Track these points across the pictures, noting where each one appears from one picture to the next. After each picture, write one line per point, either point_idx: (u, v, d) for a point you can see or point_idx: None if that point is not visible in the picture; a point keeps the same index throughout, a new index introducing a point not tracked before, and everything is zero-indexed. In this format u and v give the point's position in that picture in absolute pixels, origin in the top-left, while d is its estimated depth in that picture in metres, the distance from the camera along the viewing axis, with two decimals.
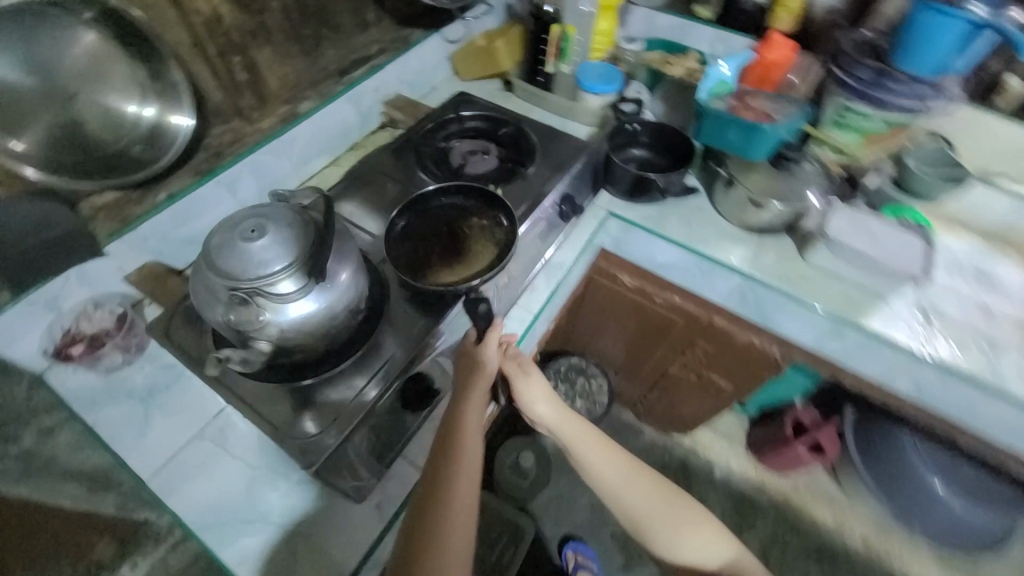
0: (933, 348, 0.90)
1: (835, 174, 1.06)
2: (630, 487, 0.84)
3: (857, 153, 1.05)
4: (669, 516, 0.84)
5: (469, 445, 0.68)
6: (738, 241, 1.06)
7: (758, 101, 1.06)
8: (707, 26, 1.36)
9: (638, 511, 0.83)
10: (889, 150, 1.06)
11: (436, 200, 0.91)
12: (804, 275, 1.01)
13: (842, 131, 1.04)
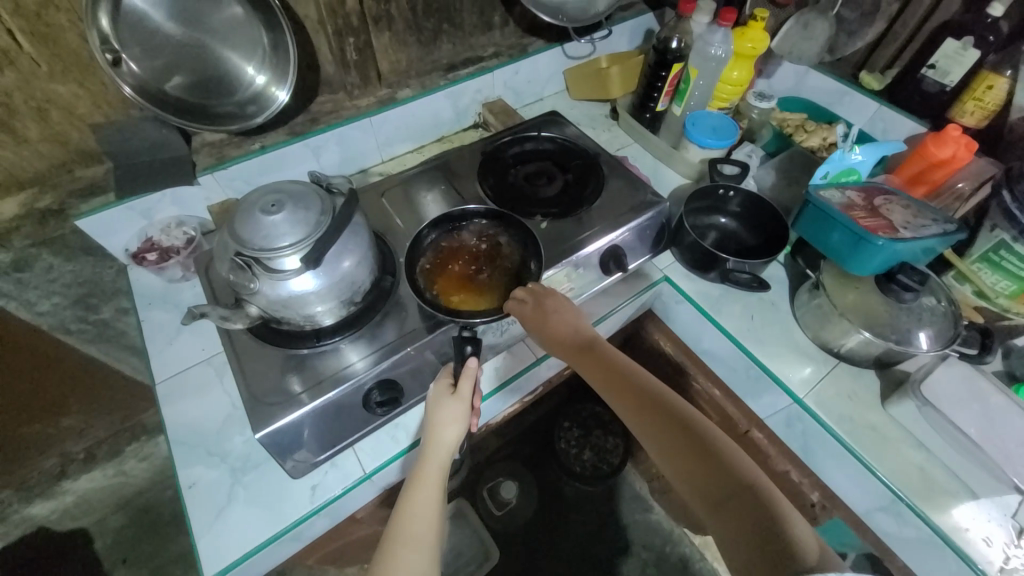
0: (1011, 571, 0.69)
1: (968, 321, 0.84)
2: (654, 410, 0.74)
3: (1006, 304, 0.82)
4: (712, 453, 0.67)
5: (429, 476, 0.71)
6: (807, 357, 0.89)
7: (888, 201, 0.88)
8: (868, 98, 1.15)
9: (668, 442, 0.71)
10: None
11: (472, 222, 0.91)
12: (874, 428, 0.81)
13: (993, 271, 0.82)
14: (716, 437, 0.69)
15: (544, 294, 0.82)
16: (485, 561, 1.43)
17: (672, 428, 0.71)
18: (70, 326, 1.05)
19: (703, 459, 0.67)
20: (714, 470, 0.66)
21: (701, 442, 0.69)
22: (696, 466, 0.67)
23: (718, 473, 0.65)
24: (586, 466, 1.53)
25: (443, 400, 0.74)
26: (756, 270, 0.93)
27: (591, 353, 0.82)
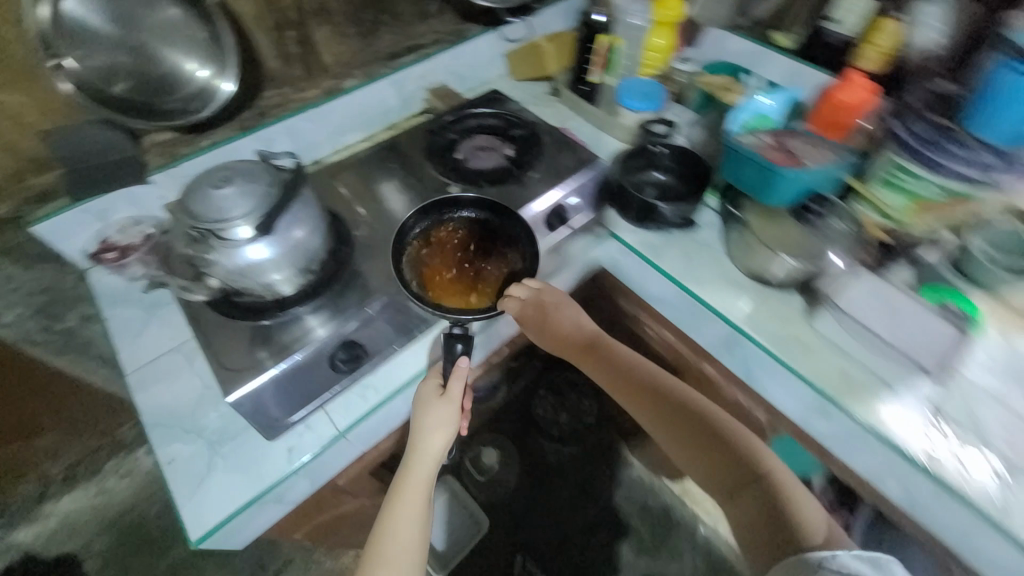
0: (929, 448, 0.79)
1: (870, 240, 0.92)
2: (672, 406, 0.93)
3: (903, 219, 0.91)
4: (730, 448, 0.89)
5: (421, 466, 0.82)
6: (741, 288, 0.97)
7: (797, 141, 0.97)
8: (783, 57, 1.24)
9: (689, 434, 0.91)
10: (948, 221, 0.90)
11: (460, 210, 0.95)
12: (802, 340, 0.91)
13: (890, 190, 0.90)
14: (733, 437, 0.90)
15: (558, 297, 0.93)
16: (478, 528, 1.51)
17: (695, 425, 0.91)
18: (33, 335, 1.07)
19: (722, 452, 0.89)
20: (733, 463, 0.88)
21: (721, 441, 0.89)
22: (715, 455, 0.89)
23: (734, 463, 0.88)
24: (564, 430, 1.59)
25: (428, 399, 0.80)
26: (686, 214, 1.01)
27: (608, 354, 0.96)
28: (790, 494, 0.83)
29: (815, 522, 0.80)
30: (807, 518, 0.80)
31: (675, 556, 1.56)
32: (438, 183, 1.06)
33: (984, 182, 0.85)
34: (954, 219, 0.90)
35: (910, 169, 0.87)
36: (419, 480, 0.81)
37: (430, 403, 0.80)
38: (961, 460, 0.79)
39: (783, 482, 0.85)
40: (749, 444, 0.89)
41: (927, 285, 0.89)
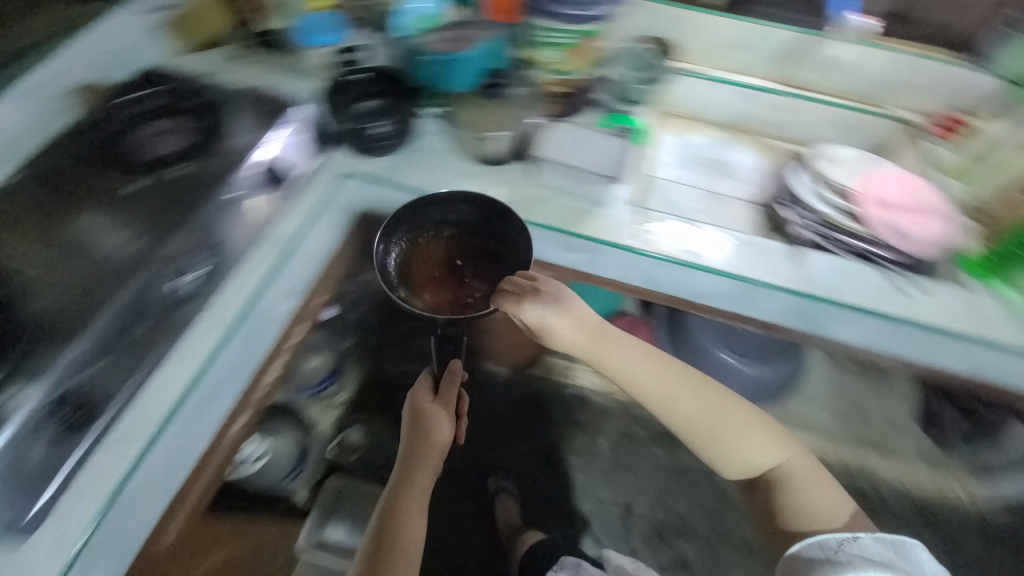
0: (635, 237, 1.01)
1: (556, 95, 1.10)
2: (709, 406, 1.00)
3: (568, 67, 1.09)
4: (749, 438, 1.00)
5: (421, 472, 1.12)
6: (473, 177, 1.06)
7: (467, 32, 1.06)
8: None
9: (716, 430, 0.99)
10: (591, 60, 1.12)
11: (435, 213, 0.97)
12: (531, 199, 1.03)
13: (547, 49, 1.07)
14: (755, 433, 1.01)
15: (572, 309, 0.95)
16: None
17: (723, 423, 1.00)
18: None
19: (748, 445, 1.00)
20: (748, 453, 1.00)
21: (742, 433, 1.00)
22: (736, 446, 1.00)
23: (756, 456, 1.01)
24: None
25: (422, 401, 1.16)
26: (394, 123, 1.04)
27: (634, 353, 0.99)
28: (805, 474, 1.02)
29: (812, 487, 1.01)
30: (806, 483, 1.02)
31: (557, 421, 1.83)
32: (134, 195, 0.96)
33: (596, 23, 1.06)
34: (594, 55, 1.12)
35: (541, 31, 1.06)
36: (411, 489, 1.10)
37: (421, 400, 1.17)
38: (642, 227, 1.03)
39: (797, 467, 1.02)
40: (777, 439, 1.02)
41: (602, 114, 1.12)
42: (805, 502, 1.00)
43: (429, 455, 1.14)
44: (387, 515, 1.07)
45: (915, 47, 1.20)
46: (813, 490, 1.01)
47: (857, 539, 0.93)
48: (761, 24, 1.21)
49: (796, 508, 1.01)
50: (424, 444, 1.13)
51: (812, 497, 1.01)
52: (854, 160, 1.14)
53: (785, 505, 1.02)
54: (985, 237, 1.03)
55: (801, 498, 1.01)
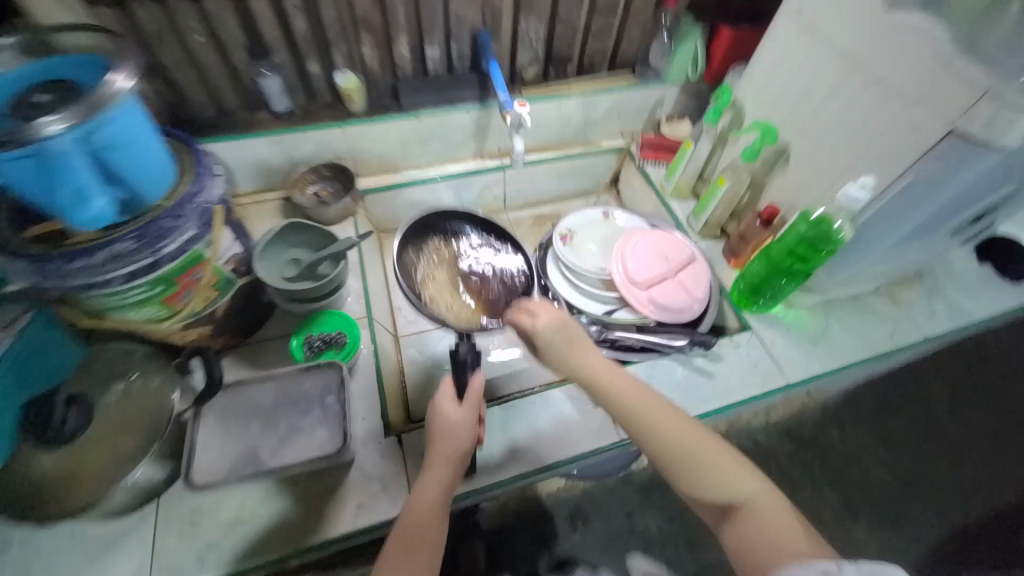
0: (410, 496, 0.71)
1: (190, 343, 0.73)
2: (667, 413, 0.67)
3: (180, 309, 0.68)
4: (709, 457, 0.65)
5: (434, 471, 0.65)
6: (117, 544, 0.63)
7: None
8: None
9: (681, 445, 0.65)
10: (222, 274, 0.72)
11: (451, 225, 1.04)
12: (233, 527, 0.65)
13: (117, 310, 0.63)
14: (718, 458, 0.66)
15: (574, 335, 0.73)
16: None
17: (685, 439, 0.65)
18: None
19: (705, 468, 0.64)
20: (709, 479, 0.64)
21: (703, 451, 0.65)
22: (695, 470, 0.65)
23: (717, 480, 0.65)
24: None
25: (444, 412, 0.67)
26: None
27: (590, 355, 0.71)
28: (783, 518, 0.63)
29: (791, 532, 0.61)
30: (776, 532, 0.61)
31: None
32: None
33: (183, 253, 0.62)
34: (223, 272, 0.72)
35: (101, 303, 0.61)
36: (416, 511, 0.63)
37: (444, 412, 0.67)
38: (410, 467, 0.72)
39: (765, 508, 0.64)
40: (744, 466, 0.66)
41: (292, 336, 0.79)
42: (778, 548, 0.60)
43: (442, 456, 0.65)
44: (395, 538, 0.62)
45: (588, 81, 1.13)
46: (791, 538, 0.60)
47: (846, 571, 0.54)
48: (428, 113, 1.00)
49: (754, 556, 0.61)
50: (437, 449, 0.66)
51: (788, 547, 0.60)
52: (592, 226, 1.04)
53: (748, 557, 0.61)
54: (736, 264, 1.00)
55: (773, 541, 0.61)
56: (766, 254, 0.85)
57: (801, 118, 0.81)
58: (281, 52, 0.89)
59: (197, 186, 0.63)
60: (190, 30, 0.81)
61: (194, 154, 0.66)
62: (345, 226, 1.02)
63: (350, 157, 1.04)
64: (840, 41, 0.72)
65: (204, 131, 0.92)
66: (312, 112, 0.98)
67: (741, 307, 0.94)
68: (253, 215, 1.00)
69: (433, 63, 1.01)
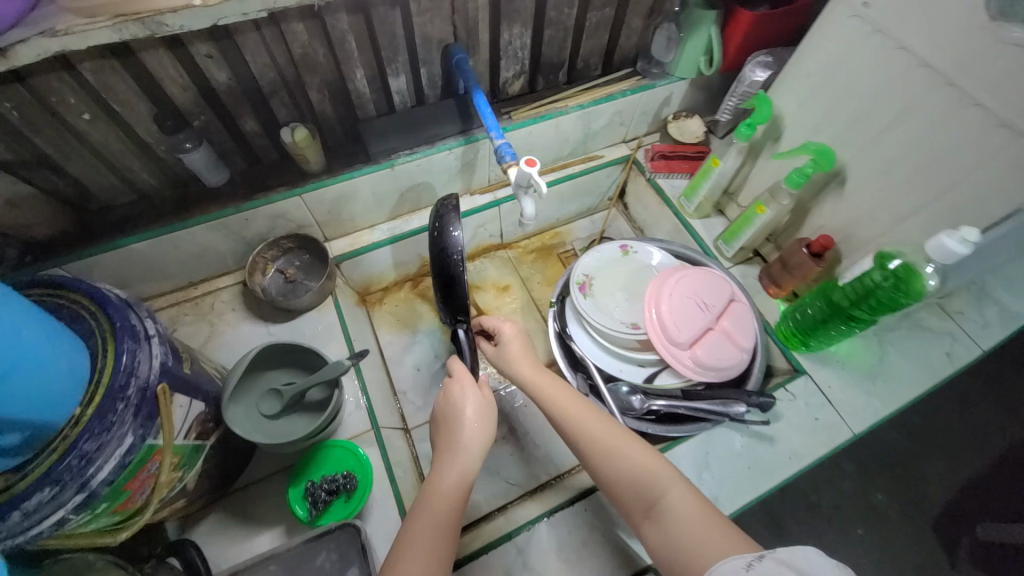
0: None
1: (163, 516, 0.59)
2: (571, 403, 0.63)
3: (135, 505, 0.52)
4: (613, 448, 0.58)
5: (451, 456, 0.60)
6: None
7: None
8: None
9: (585, 436, 0.60)
10: (187, 447, 0.55)
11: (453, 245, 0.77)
12: None
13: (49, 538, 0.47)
14: (625, 451, 0.57)
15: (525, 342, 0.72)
16: None
17: (590, 431, 0.59)
18: None
19: (613, 459, 0.57)
20: (617, 473, 0.57)
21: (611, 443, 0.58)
22: (601, 464, 0.58)
23: (625, 474, 0.56)
24: None
25: (463, 399, 0.64)
26: None
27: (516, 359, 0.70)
28: (697, 514, 0.51)
29: (704, 529, 0.49)
30: (690, 530, 0.50)
31: None
32: None
33: (126, 465, 0.45)
34: (189, 442, 0.55)
35: (31, 545, 0.45)
36: (436, 492, 0.56)
37: (462, 393, 0.64)
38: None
39: (680, 503, 0.52)
40: (654, 456, 0.57)
41: (289, 487, 0.64)
42: (689, 545, 0.49)
43: (466, 442, 0.61)
44: (416, 513, 0.55)
45: (585, 89, 0.95)
46: (704, 536, 0.49)
47: (761, 558, 0.44)
48: (404, 161, 0.82)
49: (671, 557, 0.50)
50: (455, 434, 0.62)
51: (697, 544, 0.49)
52: (611, 269, 0.90)
53: (668, 558, 0.51)
54: (779, 295, 0.88)
55: (682, 540, 0.50)
56: (827, 296, 0.75)
57: (863, 138, 0.68)
58: (203, 116, 0.68)
59: (122, 373, 0.45)
60: (71, 112, 0.60)
61: (111, 317, 0.47)
62: (325, 308, 0.85)
63: (316, 223, 0.85)
64: (923, 51, 0.57)
65: (123, 227, 0.73)
66: (257, 178, 0.78)
67: (790, 346, 0.84)
68: (209, 312, 0.82)
69: (399, 97, 0.81)
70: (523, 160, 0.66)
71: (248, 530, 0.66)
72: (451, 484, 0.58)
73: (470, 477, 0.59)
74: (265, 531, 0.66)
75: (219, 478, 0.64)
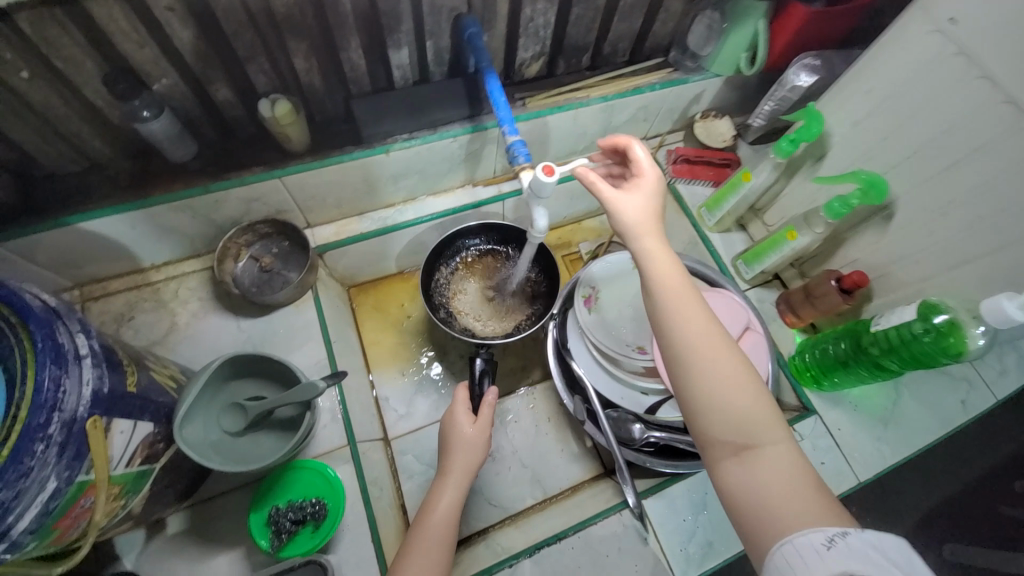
0: None
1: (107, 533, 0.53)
2: (687, 305, 0.47)
3: (71, 539, 0.45)
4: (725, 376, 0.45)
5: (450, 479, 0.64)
6: None
7: None
8: None
9: (699, 351, 0.46)
10: (128, 474, 0.47)
11: (471, 244, 0.87)
12: None
13: None
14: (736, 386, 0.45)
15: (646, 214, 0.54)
16: None
17: (702, 345, 0.46)
18: None
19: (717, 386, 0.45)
20: (721, 404, 0.45)
21: (723, 366, 0.45)
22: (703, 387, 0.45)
23: (732, 409, 0.44)
24: None
25: (457, 425, 0.67)
26: None
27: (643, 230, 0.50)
28: (802, 475, 0.42)
29: (808, 497, 0.40)
30: (789, 487, 0.41)
31: None
32: None
33: (49, 511, 0.38)
34: (133, 468, 0.48)
35: None
36: (432, 512, 0.61)
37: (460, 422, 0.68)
38: None
39: (781, 459, 0.42)
40: (764, 397, 0.45)
41: (251, 512, 0.58)
42: (780, 510, 0.40)
43: (460, 464, 0.65)
44: (414, 530, 0.59)
45: (610, 77, 0.84)
46: (804, 505, 0.39)
47: (845, 535, 0.36)
48: (400, 147, 0.72)
49: (748, 512, 0.41)
50: (449, 455, 0.66)
51: (795, 514, 0.39)
52: (621, 282, 0.83)
53: (741, 513, 0.42)
54: (798, 325, 0.82)
55: (776, 500, 0.40)
56: (854, 338, 0.69)
57: (923, 173, 0.60)
58: (165, 79, 0.58)
59: (41, 408, 0.37)
60: (5, 68, 0.51)
61: (31, 334, 0.38)
62: (303, 304, 0.77)
63: (299, 209, 0.76)
64: (1009, 84, 0.50)
65: (71, 201, 0.63)
66: (230, 153, 0.68)
67: (801, 382, 0.79)
68: (172, 300, 0.74)
69: (400, 74, 0.71)
70: (540, 164, 0.56)
71: (205, 550, 0.60)
72: (448, 501, 0.62)
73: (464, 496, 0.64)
74: (224, 553, 0.60)
75: (171, 496, 0.58)
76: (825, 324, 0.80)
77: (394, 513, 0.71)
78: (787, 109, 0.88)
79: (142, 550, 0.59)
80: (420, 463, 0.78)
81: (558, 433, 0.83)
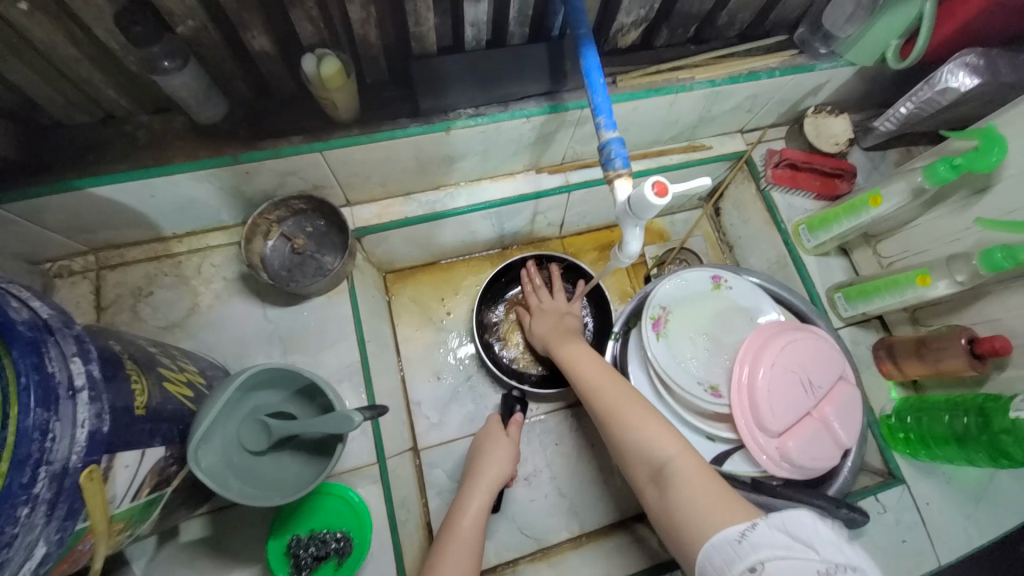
0: None
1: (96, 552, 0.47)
2: (592, 374, 0.57)
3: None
4: (632, 415, 0.52)
5: (477, 489, 0.59)
6: None
7: None
8: None
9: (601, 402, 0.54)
10: (133, 507, 0.41)
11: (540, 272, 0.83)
12: None
13: None
14: (641, 419, 0.51)
15: (568, 327, 0.68)
16: None
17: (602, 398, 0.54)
18: None
19: (624, 424, 0.51)
20: (628, 437, 0.50)
21: (623, 406, 0.53)
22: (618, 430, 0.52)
23: (633, 440, 0.50)
24: None
25: (492, 435, 0.65)
26: None
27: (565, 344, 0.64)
28: (706, 478, 0.44)
29: (712, 494, 0.42)
30: (697, 493, 0.43)
31: None
32: None
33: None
34: (140, 500, 0.41)
35: None
36: (462, 522, 0.55)
37: (496, 432, 0.66)
38: None
39: (688, 471, 0.45)
40: (660, 421, 0.50)
41: (269, 539, 0.55)
42: (694, 509, 0.42)
43: (492, 469, 0.61)
44: (441, 540, 0.54)
45: (720, 55, 0.69)
46: (712, 504, 0.41)
47: (754, 525, 0.37)
48: (464, 125, 0.60)
49: (676, 530, 0.43)
50: (481, 463, 0.62)
51: (706, 511, 0.41)
52: (697, 304, 0.72)
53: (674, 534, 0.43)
54: (896, 380, 0.71)
55: (690, 506, 0.42)
56: (974, 403, 0.60)
57: None
58: (191, 22, 0.47)
59: (23, 465, 0.30)
60: None
61: (15, 365, 0.31)
62: (337, 295, 0.68)
63: (339, 186, 0.65)
64: None
65: (80, 158, 0.54)
66: (263, 115, 0.57)
67: (891, 444, 0.69)
68: (193, 277, 0.66)
69: (473, 32, 0.57)
70: (649, 179, 0.43)
71: (219, 565, 0.55)
72: (473, 507, 0.56)
73: (489, 508, 0.57)
74: (239, 569, 0.56)
75: (186, 510, 0.52)
76: (931, 382, 0.68)
77: (420, 534, 0.66)
78: (930, 115, 0.70)
79: (153, 557, 0.55)
80: (450, 479, 0.72)
81: (600, 462, 0.76)
